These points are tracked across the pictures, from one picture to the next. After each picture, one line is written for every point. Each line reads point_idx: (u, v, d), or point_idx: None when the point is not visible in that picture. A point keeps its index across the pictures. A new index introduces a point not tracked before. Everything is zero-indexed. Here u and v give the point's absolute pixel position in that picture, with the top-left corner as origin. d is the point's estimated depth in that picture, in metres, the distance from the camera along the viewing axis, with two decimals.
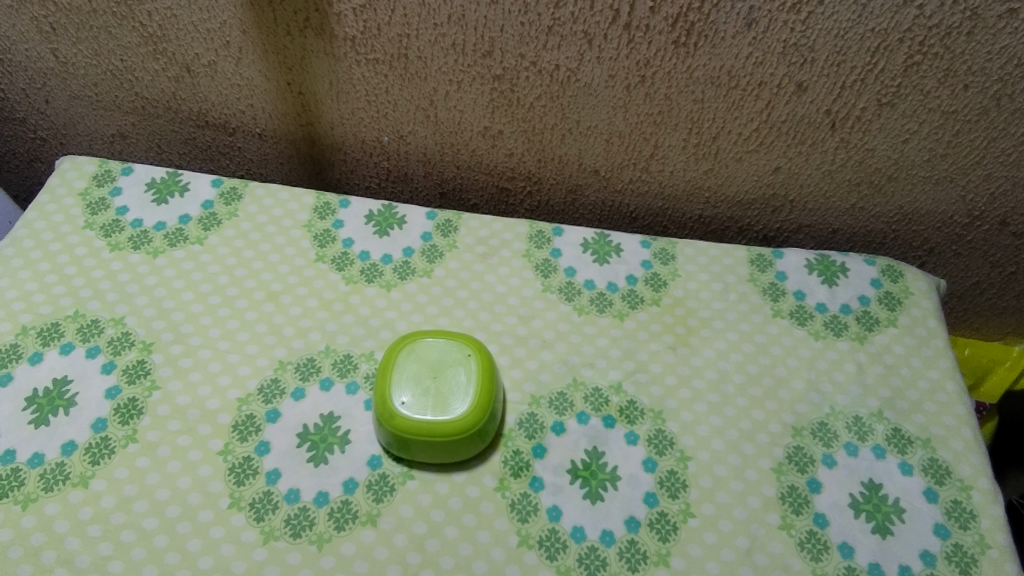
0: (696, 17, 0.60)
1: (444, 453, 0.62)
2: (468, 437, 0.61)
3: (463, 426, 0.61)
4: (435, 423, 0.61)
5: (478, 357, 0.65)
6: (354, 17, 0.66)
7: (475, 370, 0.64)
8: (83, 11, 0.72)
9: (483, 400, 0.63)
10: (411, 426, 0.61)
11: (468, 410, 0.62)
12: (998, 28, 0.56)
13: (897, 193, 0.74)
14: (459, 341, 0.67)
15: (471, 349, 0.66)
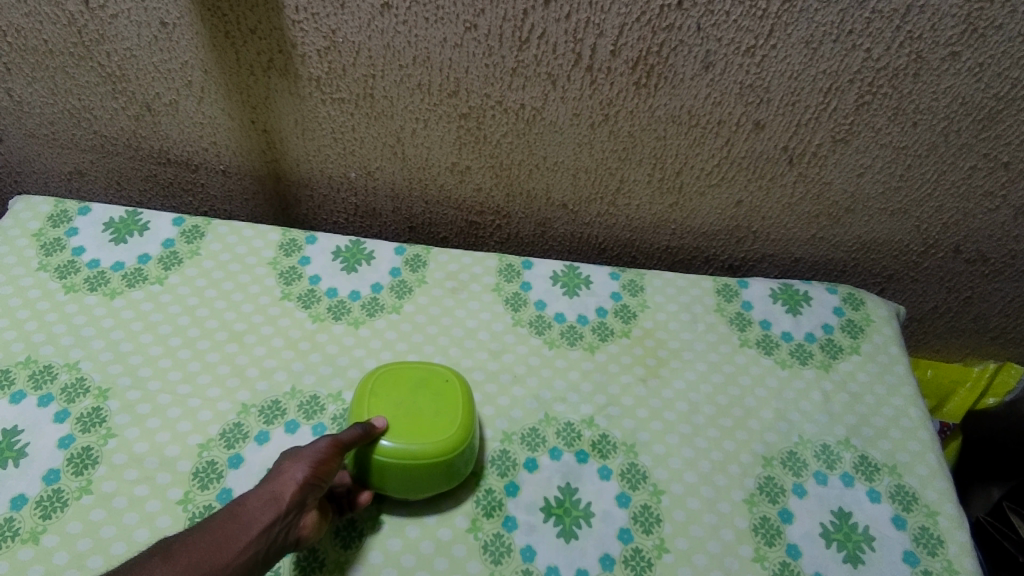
0: (655, 61, 0.61)
1: (428, 481, 0.59)
2: (452, 461, 0.60)
3: (447, 448, 0.59)
4: (418, 447, 0.59)
5: (456, 380, 0.65)
6: (319, 58, 0.66)
7: (453, 392, 0.64)
8: (39, 51, 0.71)
9: (465, 422, 0.62)
10: (393, 453, 0.59)
11: (451, 432, 0.60)
12: (942, 70, 0.59)
13: (855, 224, 0.76)
14: (434, 367, 0.66)
15: (448, 373, 0.65)
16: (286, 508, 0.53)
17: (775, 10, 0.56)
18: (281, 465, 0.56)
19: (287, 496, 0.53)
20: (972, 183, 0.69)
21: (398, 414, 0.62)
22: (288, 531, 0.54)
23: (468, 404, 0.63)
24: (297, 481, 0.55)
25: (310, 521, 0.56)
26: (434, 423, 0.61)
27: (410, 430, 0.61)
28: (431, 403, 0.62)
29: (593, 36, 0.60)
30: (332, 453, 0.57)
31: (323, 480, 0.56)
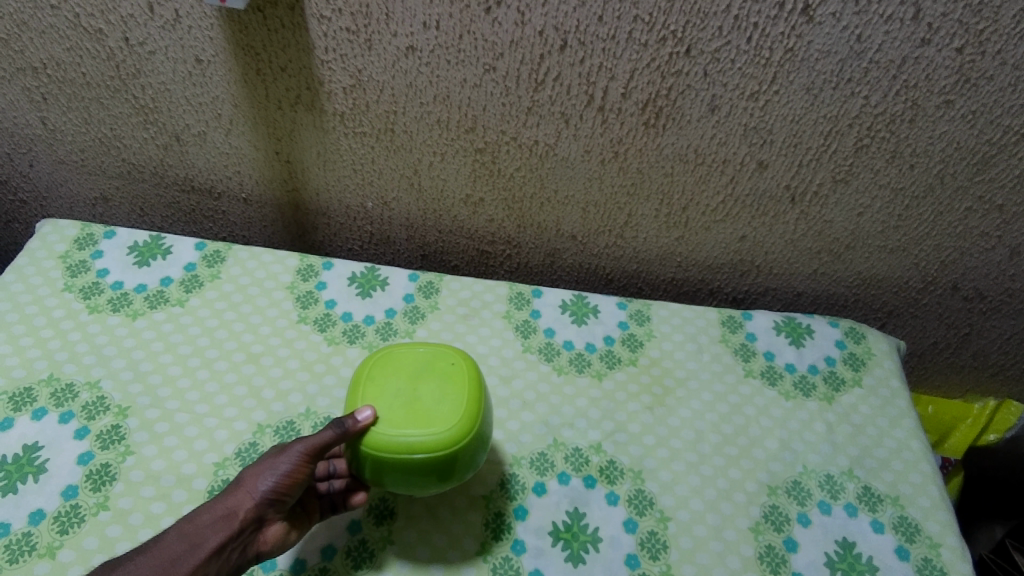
0: (664, 103, 0.64)
1: (430, 472, 0.56)
2: (456, 450, 0.56)
3: (448, 441, 0.56)
4: (419, 436, 0.56)
5: (463, 362, 0.61)
6: (344, 95, 0.69)
7: (459, 379, 0.60)
8: (76, 83, 0.74)
9: (472, 408, 0.58)
10: (391, 442, 0.56)
11: (454, 420, 0.57)
12: (937, 116, 0.62)
13: (855, 261, 0.79)
14: (439, 348, 0.62)
15: (453, 355, 0.62)
16: (240, 527, 0.55)
17: (778, 58, 0.59)
18: (245, 474, 0.57)
19: (243, 513, 0.55)
20: (968, 223, 0.72)
21: (398, 400, 0.58)
22: (246, 546, 0.56)
23: (476, 388, 0.59)
24: (257, 495, 0.56)
25: (273, 534, 0.57)
26: (433, 414, 0.57)
27: (410, 415, 0.57)
28: (436, 388, 0.59)
29: (606, 79, 0.63)
30: (298, 469, 0.57)
31: (286, 493, 0.57)
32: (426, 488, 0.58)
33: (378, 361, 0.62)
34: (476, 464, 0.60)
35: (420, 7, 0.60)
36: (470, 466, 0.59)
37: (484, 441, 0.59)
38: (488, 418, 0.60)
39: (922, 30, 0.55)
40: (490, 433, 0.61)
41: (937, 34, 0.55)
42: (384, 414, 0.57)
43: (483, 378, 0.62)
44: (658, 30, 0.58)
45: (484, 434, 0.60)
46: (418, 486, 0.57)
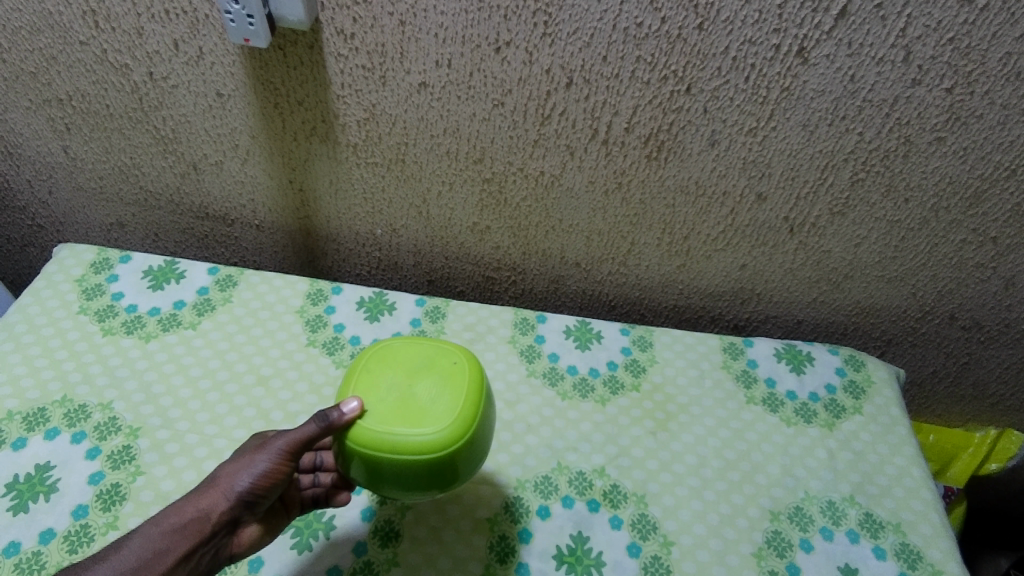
0: (665, 137, 0.67)
1: (415, 475, 0.54)
2: (445, 454, 0.54)
3: (437, 443, 0.54)
4: (405, 436, 0.54)
5: (466, 360, 0.59)
6: (358, 127, 0.72)
7: (459, 380, 0.57)
8: (99, 115, 0.77)
9: (467, 411, 0.56)
10: (377, 439, 0.54)
11: (447, 422, 0.55)
12: (929, 152, 0.64)
13: (853, 290, 0.80)
14: (443, 346, 0.61)
15: (457, 352, 0.60)
16: (212, 531, 0.54)
17: (775, 96, 0.61)
18: (221, 473, 0.56)
19: (216, 516, 0.55)
20: (963, 255, 0.74)
21: (390, 396, 0.56)
22: (219, 549, 0.56)
23: (475, 389, 0.57)
24: (231, 496, 0.55)
25: (246, 537, 0.58)
26: (426, 413, 0.55)
27: (401, 412, 0.55)
28: (432, 387, 0.57)
29: (610, 115, 0.66)
30: (276, 471, 0.56)
31: (264, 492, 0.56)
32: (412, 491, 0.56)
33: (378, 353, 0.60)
34: (468, 472, 0.57)
35: (433, 46, 0.63)
36: (460, 473, 0.56)
37: (478, 447, 0.57)
38: (486, 423, 0.58)
39: (913, 71, 0.58)
40: (488, 441, 0.59)
41: (927, 75, 0.58)
42: (375, 408, 0.55)
43: (485, 380, 0.60)
44: (660, 69, 0.61)
45: (480, 439, 0.57)
46: (402, 488, 0.55)
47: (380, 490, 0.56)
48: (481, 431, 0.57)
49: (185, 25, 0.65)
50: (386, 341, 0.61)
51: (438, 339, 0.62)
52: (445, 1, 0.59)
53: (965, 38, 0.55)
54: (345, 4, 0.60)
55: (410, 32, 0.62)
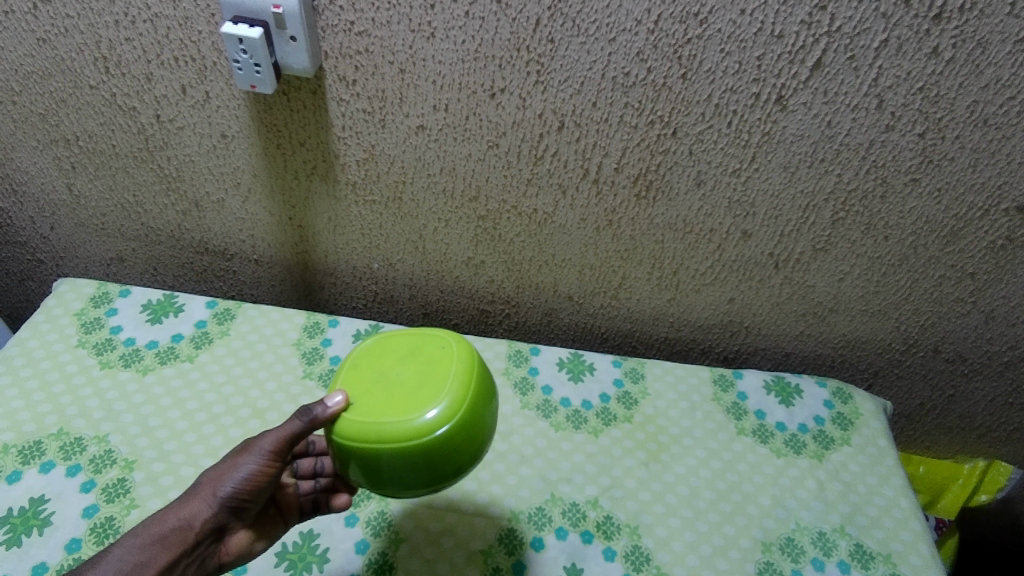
0: (653, 177, 0.69)
1: (411, 464, 0.53)
2: (436, 437, 0.53)
3: (425, 426, 0.53)
4: (393, 423, 0.53)
5: (455, 343, 0.59)
6: (357, 167, 0.74)
7: (446, 363, 0.57)
8: (105, 154, 0.79)
9: (455, 392, 0.55)
10: (366, 431, 0.53)
11: (431, 404, 0.54)
12: (905, 192, 0.67)
13: (839, 323, 0.83)
14: (434, 334, 0.61)
15: (448, 336, 0.60)
16: (196, 540, 0.58)
17: (757, 140, 0.64)
18: (203, 480, 0.59)
19: (199, 523, 0.58)
20: (943, 289, 0.76)
21: (378, 388, 0.56)
22: (206, 558, 0.60)
23: (464, 370, 0.56)
24: (214, 503, 0.59)
25: (236, 544, 0.62)
26: (414, 399, 0.55)
27: (388, 402, 0.55)
28: (419, 374, 0.57)
29: (600, 156, 0.68)
30: (260, 477, 0.59)
31: (248, 495, 0.59)
32: (412, 484, 0.55)
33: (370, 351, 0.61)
34: (472, 457, 0.56)
35: (431, 92, 0.66)
36: (460, 459, 0.55)
37: (475, 429, 0.55)
38: (483, 404, 0.56)
39: (886, 118, 0.61)
40: (490, 425, 0.57)
41: (900, 121, 0.61)
42: (362, 401, 0.56)
43: (479, 361, 0.59)
44: (647, 114, 0.64)
45: (476, 419, 0.55)
46: (400, 481, 0.54)
47: (381, 487, 0.55)
48: (475, 411, 0.55)
49: (193, 71, 0.68)
50: (378, 337, 0.62)
51: (432, 327, 0.62)
52: (442, 51, 0.62)
53: (933, 87, 0.58)
54: (348, 53, 0.64)
55: (409, 79, 0.65)
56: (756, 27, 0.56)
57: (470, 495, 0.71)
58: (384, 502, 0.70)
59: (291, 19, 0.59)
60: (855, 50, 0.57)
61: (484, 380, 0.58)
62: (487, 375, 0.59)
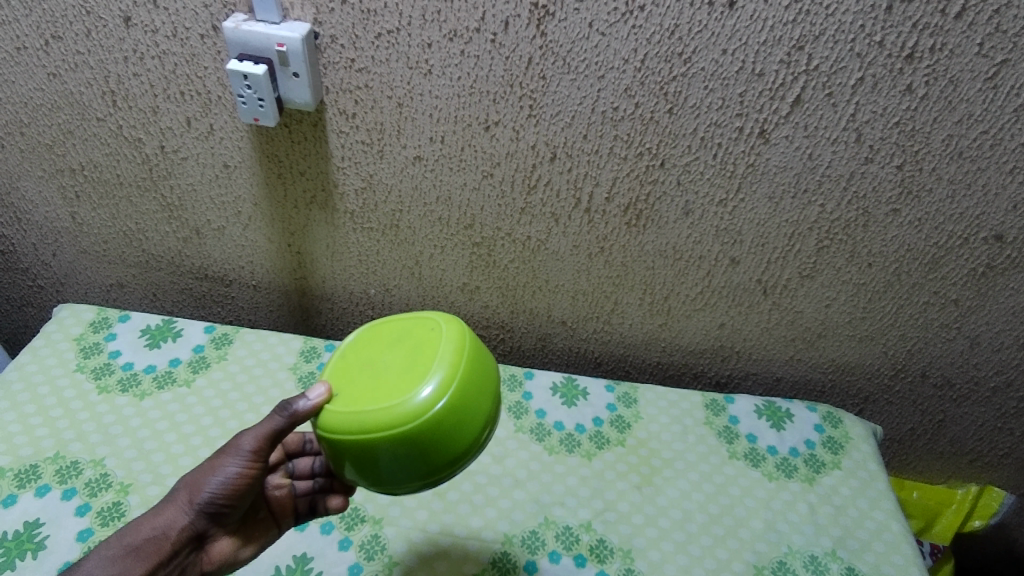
0: (643, 206, 0.72)
1: (405, 450, 0.52)
2: (425, 418, 0.51)
3: (410, 408, 0.51)
4: (379, 409, 0.52)
5: (444, 325, 0.58)
6: (356, 196, 0.76)
7: (433, 345, 0.56)
8: (109, 183, 0.81)
9: (439, 372, 0.53)
10: (353, 421, 0.52)
11: (413, 387, 0.52)
12: (887, 222, 0.69)
13: (828, 348, 0.84)
14: (425, 320, 0.60)
15: (440, 319, 0.59)
16: (173, 549, 0.59)
17: (742, 171, 0.67)
18: (181, 487, 0.60)
19: (174, 532, 0.59)
20: (928, 315, 0.78)
21: (366, 379, 0.56)
22: (186, 567, 0.61)
23: (451, 350, 0.55)
24: (191, 510, 0.60)
25: (219, 550, 0.63)
26: (399, 383, 0.54)
27: (372, 391, 0.54)
28: (406, 360, 0.56)
29: (591, 186, 0.71)
30: (237, 482, 0.60)
31: (227, 499, 0.60)
32: (407, 474, 0.53)
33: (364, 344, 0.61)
34: (470, 442, 0.53)
35: (428, 125, 0.68)
36: (453, 444, 0.53)
37: (466, 411, 0.53)
38: (474, 383, 0.54)
39: (865, 151, 0.63)
40: (488, 406, 0.55)
41: (878, 153, 0.64)
42: (347, 393, 0.55)
43: (471, 341, 0.57)
44: (636, 147, 0.66)
45: (468, 398, 0.53)
46: (392, 472, 0.53)
47: (377, 481, 0.54)
48: (464, 390, 0.53)
49: (198, 104, 0.70)
50: (374, 329, 0.62)
51: (427, 313, 0.61)
52: (438, 86, 0.65)
53: (909, 122, 0.61)
54: (348, 88, 0.66)
55: (407, 112, 0.67)
56: (738, 66, 0.59)
57: (464, 519, 0.72)
58: (378, 526, 0.70)
59: (294, 57, 0.61)
60: (832, 87, 0.59)
61: (476, 360, 0.56)
62: (481, 355, 0.57)
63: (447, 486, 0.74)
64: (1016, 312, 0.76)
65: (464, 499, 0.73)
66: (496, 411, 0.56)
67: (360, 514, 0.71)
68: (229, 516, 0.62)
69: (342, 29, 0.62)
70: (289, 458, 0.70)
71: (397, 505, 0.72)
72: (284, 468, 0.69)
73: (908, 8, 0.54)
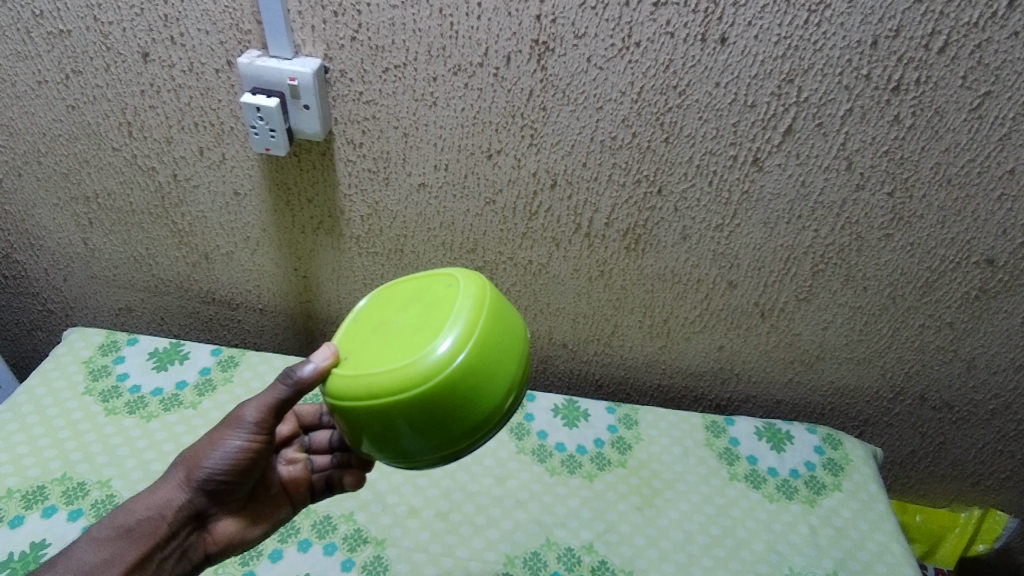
0: (642, 231, 0.73)
1: (421, 416, 0.48)
2: (439, 379, 0.48)
3: (422, 369, 0.48)
4: (389, 372, 0.48)
5: (462, 281, 0.54)
6: (362, 221, 0.78)
7: (450, 301, 0.52)
8: (122, 211, 0.83)
9: (454, 328, 0.49)
10: (362, 388, 0.49)
11: (426, 345, 0.49)
12: (880, 246, 0.71)
13: (826, 370, 0.85)
14: (444, 277, 0.57)
15: (459, 275, 0.55)
16: (171, 530, 0.59)
17: (737, 198, 0.69)
18: (179, 466, 0.61)
19: (170, 512, 0.60)
20: (924, 338, 0.79)
21: (379, 344, 0.53)
22: (188, 549, 0.61)
23: (468, 305, 0.51)
24: (188, 488, 0.60)
25: (223, 531, 0.63)
26: (413, 344, 0.50)
27: (384, 353, 0.51)
28: (421, 320, 0.53)
29: (590, 212, 0.73)
30: (239, 458, 0.60)
31: (227, 475, 0.60)
32: (425, 443, 0.49)
33: (380, 309, 0.58)
34: (493, 405, 0.49)
35: (433, 153, 0.70)
36: (474, 407, 0.49)
37: (485, 370, 0.49)
38: (496, 341, 0.50)
39: (857, 178, 0.65)
40: (512, 367, 0.51)
41: (869, 181, 0.65)
42: (359, 359, 0.52)
43: (492, 296, 0.53)
44: (634, 174, 0.68)
45: (488, 357, 0.50)
46: (409, 441, 0.49)
47: (395, 452, 0.50)
48: (483, 348, 0.49)
49: (211, 135, 0.73)
50: (391, 294, 0.60)
51: (447, 271, 0.58)
52: (443, 117, 0.67)
53: (898, 151, 0.63)
54: (356, 119, 0.69)
55: (412, 142, 0.70)
56: (731, 98, 0.61)
57: (466, 540, 0.72)
58: (381, 547, 0.71)
59: (305, 90, 0.64)
60: (822, 117, 0.62)
61: (498, 316, 0.52)
62: (504, 311, 0.53)
63: (450, 507, 0.75)
64: (1010, 335, 0.78)
65: (466, 520, 0.74)
66: (523, 372, 0.52)
67: (362, 535, 0.72)
68: (231, 495, 0.62)
69: (351, 64, 0.65)
70: (304, 431, 0.70)
71: (399, 526, 0.73)
72: (299, 442, 0.69)
73: (893, 43, 0.56)
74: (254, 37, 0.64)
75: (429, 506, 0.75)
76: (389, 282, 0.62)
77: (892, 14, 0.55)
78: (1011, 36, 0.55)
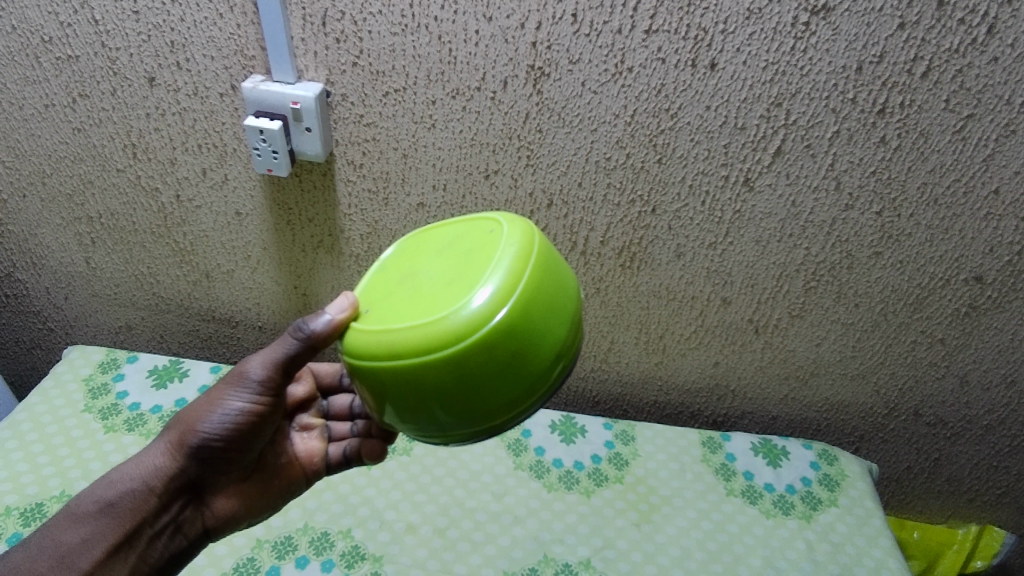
0: (636, 249, 0.75)
1: (454, 379, 0.45)
2: (478, 337, 0.44)
3: (458, 327, 0.44)
4: (420, 329, 0.45)
5: (505, 227, 0.50)
6: (361, 240, 0.79)
7: (493, 249, 0.49)
8: (125, 230, 0.84)
9: (494, 280, 0.46)
10: (388, 348, 0.46)
11: (461, 298, 0.46)
12: (870, 263, 0.72)
13: (821, 386, 0.86)
14: (487, 222, 0.53)
15: (502, 220, 0.52)
16: (160, 503, 0.60)
17: (729, 217, 0.70)
18: (172, 431, 0.61)
19: (159, 483, 0.60)
20: (916, 354, 0.81)
21: (410, 297, 0.50)
22: (182, 524, 0.62)
23: (511, 253, 0.47)
24: (179, 456, 0.60)
25: (222, 506, 0.64)
26: (448, 297, 0.47)
27: (417, 306, 0.48)
28: (459, 270, 0.49)
29: (587, 230, 0.74)
30: (238, 422, 0.59)
31: (223, 441, 0.60)
32: (457, 412, 0.46)
33: (411, 259, 0.55)
34: (537, 371, 0.46)
35: (431, 174, 0.72)
36: (516, 369, 0.46)
37: (529, 328, 0.46)
38: (542, 296, 0.47)
39: (845, 198, 0.67)
40: (561, 328, 0.47)
41: (858, 201, 0.67)
42: (386, 314, 0.49)
43: (539, 245, 0.49)
44: (628, 194, 0.70)
45: (534, 315, 0.46)
46: (440, 410, 0.46)
47: (425, 422, 0.48)
48: (527, 303, 0.46)
49: (214, 156, 0.74)
50: (425, 242, 0.57)
51: (488, 216, 0.54)
52: (442, 139, 0.69)
53: (885, 171, 0.65)
54: (356, 141, 0.70)
55: (411, 162, 0.71)
56: (722, 121, 0.63)
57: (464, 557, 0.73)
58: (379, 563, 0.71)
59: (307, 113, 0.66)
60: (810, 139, 0.63)
61: (545, 267, 0.48)
62: (552, 262, 0.49)
63: (447, 524, 0.75)
64: (1001, 351, 0.79)
65: (464, 536, 0.74)
66: (572, 335, 0.49)
67: (360, 552, 0.72)
68: (230, 464, 0.62)
69: (352, 88, 0.66)
70: (323, 395, 0.71)
71: (397, 543, 0.73)
72: (318, 407, 0.70)
73: (877, 69, 0.58)
74: (258, 62, 0.66)
75: (427, 523, 0.75)
76: (423, 229, 0.59)
77: (875, 40, 0.57)
78: (991, 61, 0.57)
